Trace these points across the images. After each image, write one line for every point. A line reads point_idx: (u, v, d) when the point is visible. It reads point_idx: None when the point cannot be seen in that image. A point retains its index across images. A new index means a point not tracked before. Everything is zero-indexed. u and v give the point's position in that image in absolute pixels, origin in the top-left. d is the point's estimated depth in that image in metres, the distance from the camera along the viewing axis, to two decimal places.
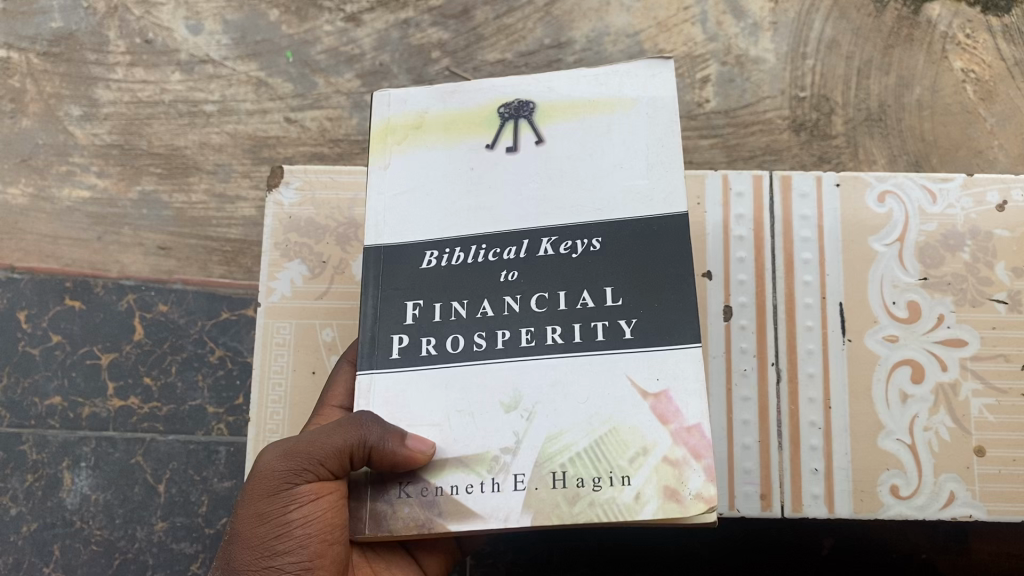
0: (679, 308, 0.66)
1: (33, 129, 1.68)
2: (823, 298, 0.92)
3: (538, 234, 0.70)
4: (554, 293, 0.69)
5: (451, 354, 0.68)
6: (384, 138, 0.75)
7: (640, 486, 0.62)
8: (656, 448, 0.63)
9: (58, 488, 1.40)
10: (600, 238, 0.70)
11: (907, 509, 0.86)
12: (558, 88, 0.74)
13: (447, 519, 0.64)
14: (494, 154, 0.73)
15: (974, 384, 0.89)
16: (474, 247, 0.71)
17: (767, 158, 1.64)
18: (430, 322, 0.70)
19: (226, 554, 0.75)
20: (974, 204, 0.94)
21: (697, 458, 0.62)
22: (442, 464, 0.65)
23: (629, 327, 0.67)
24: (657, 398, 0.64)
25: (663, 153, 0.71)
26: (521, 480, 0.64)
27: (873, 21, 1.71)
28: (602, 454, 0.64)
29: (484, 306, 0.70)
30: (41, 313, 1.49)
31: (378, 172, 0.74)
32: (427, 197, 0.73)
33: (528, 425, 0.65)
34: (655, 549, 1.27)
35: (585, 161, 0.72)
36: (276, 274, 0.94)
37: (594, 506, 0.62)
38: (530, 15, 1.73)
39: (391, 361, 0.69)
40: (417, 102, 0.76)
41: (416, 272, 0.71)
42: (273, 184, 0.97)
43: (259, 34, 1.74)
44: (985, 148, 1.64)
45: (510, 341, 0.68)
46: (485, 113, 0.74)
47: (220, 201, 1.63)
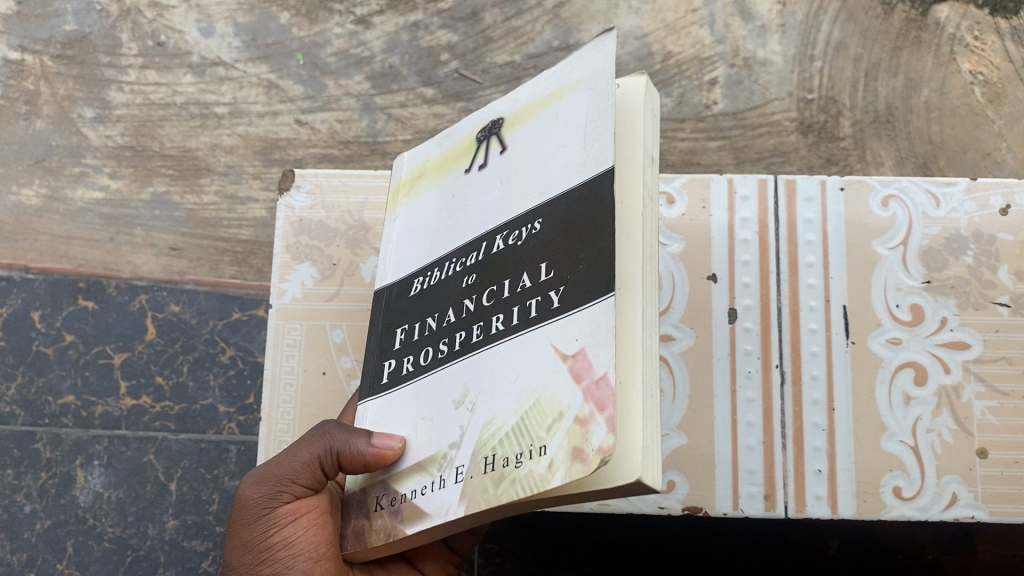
0: (598, 262, 0.61)
1: (46, 131, 1.69)
2: (828, 301, 0.93)
3: (494, 233, 0.72)
4: (501, 284, 0.69)
5: (423, 366, 0.71)
6: (397, 195, 0.83)
7: (553, 453, 0.58)
8: (569, 411, 0.59)
9: (71, 486, 1.41)
10: (541, 220, 0.68)
11: (909, 509, 0.87)
12: (522, 99, 0.75)
13: (407, 523, 0.65)
14: (467, 177, 0.76)
15: (977, 387, 0.90)
16: (446, 264, 0.74)
17: (775, 160, 1.65)
18: (412, 341, 0.74)
19: None
20: (978, 208, 0.95)
21: (601, 411, 0.57)
22: (407, 471, 0.68)
23: (557, 297, 0.64)
24: (575, 359, 0.60)
25: (597, 121, 0.66)
26: (461, 471, 0.63)
27: (881, 23, 1.71)
28: (526, 428, 0.61)
29: (450, 314, 0.72)
30: (55, 313, 1.50)
31: (392, 224, 0.82)
32: (419, 234, 0.79)
33: (472, 416, 0.65)
34: (660, 542, 1.28)
35: (534, 154, 0.71)
36: (287, 275, 0.95)
37: (514, 484, 0.59)
38: (538, 17, 1.74)
39: (382, 385, 0.74)
40: (424, 153, 0.83)
41: (406, 300, 0.76)
42: (285, 188, 0.98)
43: (270, 37, 1.75)
44: (993, 150, 1.64)
45: (465, 339, 0.69)
46: (467, 142, 0.78)
47: (231, 202, 1.65)
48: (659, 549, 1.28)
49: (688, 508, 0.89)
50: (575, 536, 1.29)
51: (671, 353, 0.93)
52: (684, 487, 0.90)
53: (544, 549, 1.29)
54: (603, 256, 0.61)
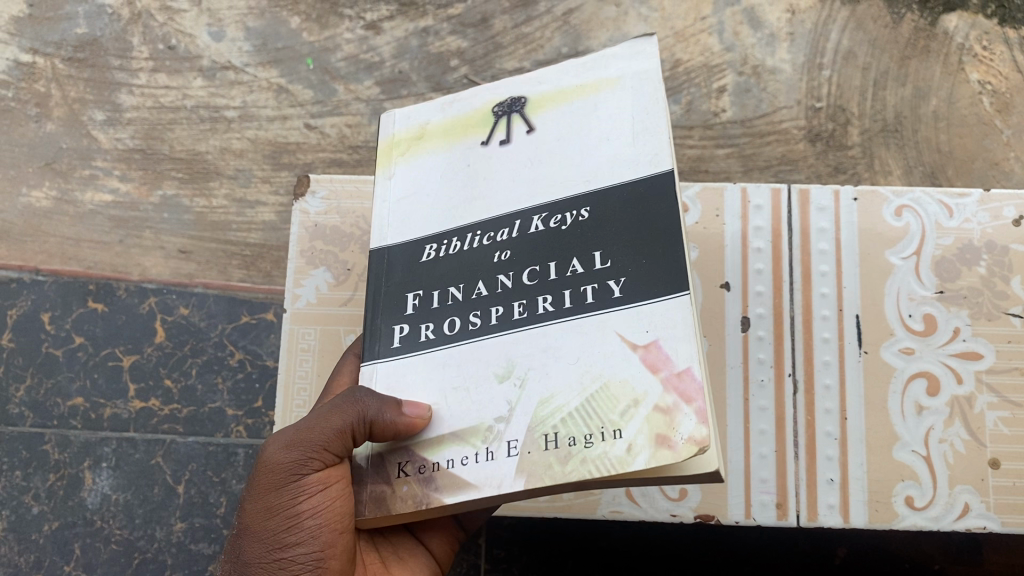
0: (668, 259, 0.64)
1: (57, 133, 1.70)
2: (841, 310, 0.93)
3: (530, 213, 0.71)
4: (545, 265, 0.69)
5: (449, 335, 0.69)
6: (387, 153, 0.78)
7: (630, 438, 0.59)
8: (647, 398, 0.60)
9: (79, 488, 1.42)
10: (588, 208, 0.69)
11: (921, 520, 0.87)
12: (547, 82, 0.76)
13: (442, 492, 0.62)
14: (487, 151, 0.75)
15: (990, 397, 0.90)
16: (469, 235, 0.72)
17: (783, 168, 1.65)
18: (430, 309, 0.71)
19: (238, 547, 0.75)
20: (991, 219, 0.95)
21: (688, 402, 0.58)
22: (439, 440, 0.65)
23: (617, 286, 0.65)
24: (647, 349, 0.61)
25: (647, 120, 0.70)
26: (514, 445, 0.62)
27: (890, 32, 1.72)
28: (594, 411, 0.61)
29: (479, 287, 0.70)
30: (64, 315, 1.51)
31: (383, 184, 0.77)
32: (425, 199, 0.75)
33: (521, 392, 0.64)
34: (666, 550, 1.28)
35: (574, 141, 0.72)
36: (301, 281, 0.95)
37: (585, 462, 0.59)
38: (548, 24, 1.74)
39: (393, 349, 0.70)
40: (420, 116, 0.79)
41: (416, 266, 0.73)
42: (300, 193, 0.98)
43: (280, 41, 1.76)
44: (1002, 160, 1.64)
45: (503, 315, 0.68)
46: (481, 114, 0.76)
47: (241, 206, 1.66)
48: (669, 554, 1.28)
49: (700, 516, 0.90)
50: (582, 542, 1.29)
51: None
52: (697, 495, 0.90)
53: (550, 557, 1.29)
54: (671, 256, 0.64)
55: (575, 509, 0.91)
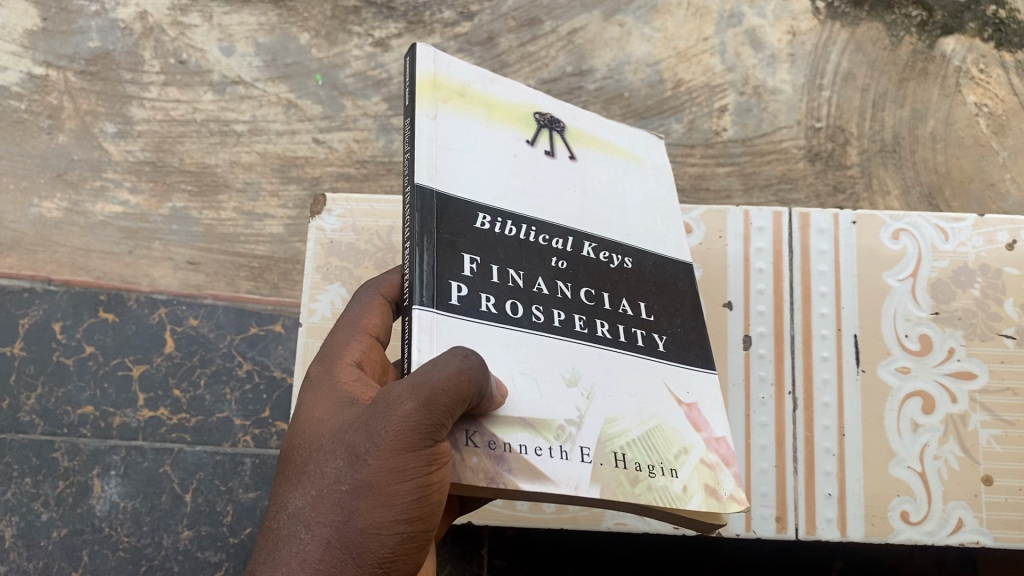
0: (698, 337, 0.69)
1: (69, 145, 1.73)
2: (839, 330, 0.96)
3: (581, 236, 0.68)
4: (599, 292, 0.66)
5: (513, 318, 0.60)
6: (433, 91, 0.66)
7: (686, 480, 0.60)
8: (695, 450, 0.63)
9: (88, 495, 1.43)
10: (631, 258, 0.70)
11: (916, 534, 0.90)
12: (581, 120, 0.75)
13: (518, 476, 0.54)
14: (534, 152, 0.70)
15: (982, 416, 0.92)
16: (526, 226, 0.65)
17: (783, 186, 1.67)
18: (489, 280, 0.61)
19: (339, 512, 0.58)
20: (985, 243, 0.98)
21: (728, 465, 0.63)
22: (510, 420, 0.56)
23: (660, 341, 0.67)
24: (689, 408, 0.65)
25: (669, 210, 0.75)
26: (587, 452, 0.57)
27: (889, 54, 1.76)
28: (653, 445, 0.61)
29: (540, 283, 0.64)
30: (76, 324, 1.54)
31: (427, 122, 0.64)
32: (480, 163, 0.66)
33: (589, 403, 0.60)
34: (666, 561, 1.30)
35: (612, 190, 0.73)
36: (317, 295, 0.98)
37: (652, 491, 0.58)
38: (553, 43, 1.78)
39: (452, 307, 0.58)
40: (461, 73, 0.69)
41: (470, 230, 0.62)
42: (317, 211, 1.01)
43: (290, 57, 1.80)
44: (998, 181, 1.67)
45: (565, 323, 0.63)
46: (524, 113, 0.71)
47: (249, 218, 1.68)
48: (670, 563, 1.30)
49: None
50: (585, 552, 1.31)
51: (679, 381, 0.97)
52: None
53: (549, 569, 1.31)
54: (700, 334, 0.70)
55: (579, 521, 0.93)
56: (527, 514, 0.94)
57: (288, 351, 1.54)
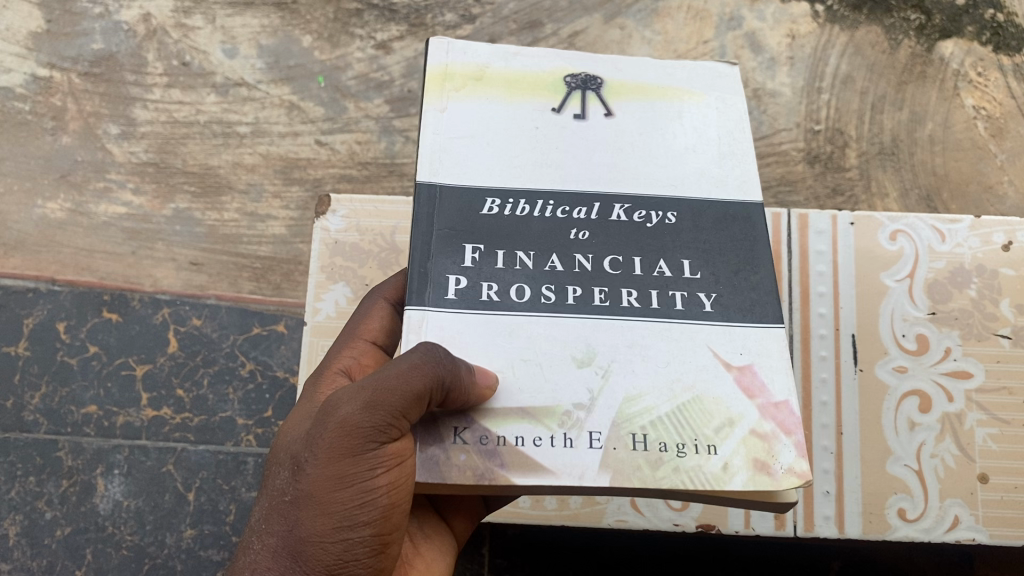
0: (761, 288, 0.62)
1: (73, 146, 1.74)
2: (837, 330, 0.97)
3: (610, 199, 0.66)
4: (629, 258, 0.63)
5: (517, 303, 0.61)
6: (441, 84, 0.69)
7: (727, 457, 0.56)
8: (743, 421, 0.57)
9: (91, 494, 1.44)
10: (676, 212, 0.65)
11: (913, 531, 0.91)
12: (626, 69, 0.71)
13: (511, 470, 0.54)
14: (561, 118, 0.69)
15: (979, 415, 0.93)
16: (540, 202, 0.65)
17: (782, 189, 1.68)
18: (492, 268, 0.62)
19: (288, 519, 0.60)
20: (981, 244, 0.99)
21: (787, 433, 0.57)
22: (503, 413, 0.57)
23: (708, 301, 0.62)
24: (741, 372, 0.59)
25: (736, 144, 0.69)
26: (596, 438, 0.56)
27: (887, 58, 1.77)
28: (687, 420, 0.57)
29: (553, 260, 0.63)
30: (79, 324, 1.55)
31: (435, 114, 0.68)
32: (490, 144, 0.67)
33: (604, 383, 0.58)
34: (667, 560, 1.31)
35: (657, 138, 0.69)
36: (321, 295, 1.00)
37: (678, 473, 0.55)
38: (554, 46, 1.79)
39: (448, 301, 0.60)
40: (478, 57, 0.71)
41: (475, 218, 0.64)
42: (321, 211, 1.02)
43: (292, 59, 1.81)
44: (996, 183, 1.68)
45: (583, 298, 0.61)
46: (552, 79, 0.70)
47: (252, 219, 1.69)
48: (670, 563, 1.31)
49: (701, 525, 0.94)
50: (586, 549, 1.32)
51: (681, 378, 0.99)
52: (698, 506, 0.94)
53: (551, 568, 1.32)
54: (766, 285, 0.63)
55: (582, 519, 0.95)
56: (531, 512, 0.95)
57: (290, 351, 1.55)
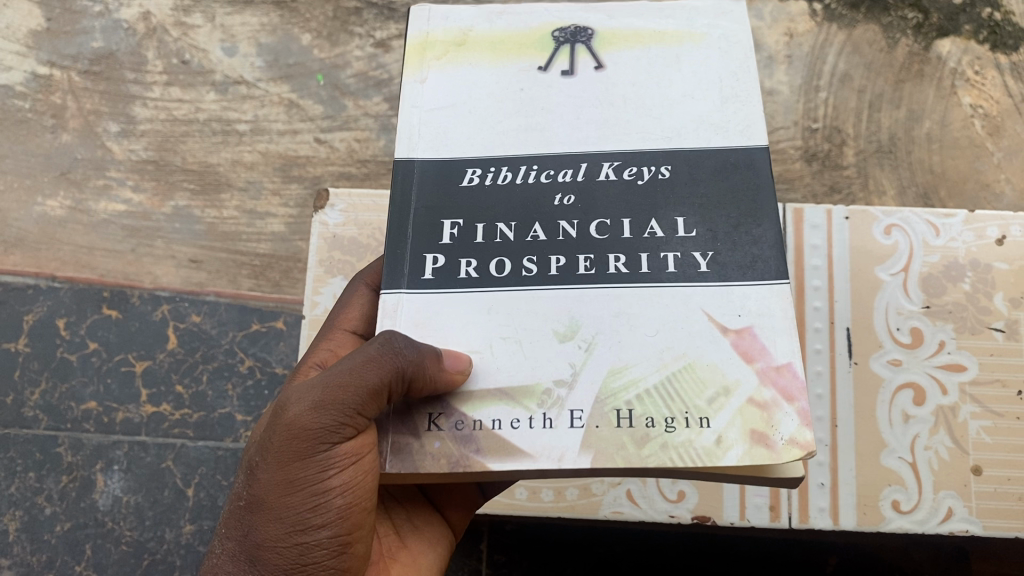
0: (763, 241, 0.62)
1: (73, 144, 1.74)
2: (832, 323, 0.98)
3: (600, 159, 0.66)
4: (617, 221, 0.63)
5: (497, 278, 0.62)
6: (423, 52, 0.70)
7: (721, 429, 0.56)
8: (740, 388, 0.57)
9: (91, 490, 1.45)
10: (670, 166, 0.65)
11: (907, 522, 0.91)
12: (620, 17, 0.71)
13: (486, 455, 0.56)
14: (548, 78, 0.69)
15: (973, 407, 0.94)
16: (524, 167, 0.66)
17: (779, 187, 1.69)
18: (472, 243, 0.63)
19: (246, 524, 0.63)
20: (975, 238, 0.99)
21: (789, 400, 0.56)
22: (481, 397, 0.58)
23: (704, 259, 0.62)
24: (739, 336, 0.59)
25: (737, 87, 0.67)
26: (578, 416, 0.57)
27: (885, 56, 1.78)
28: (677, 392, 0.57)
29: (536, 230, 0.64)
30: (79, 321, 1.55)
31: (415, 87, 0.69)
32: (471, 113, 0.68)
33: (587, 357, 0.59)
34: (663, 554, 1.31)
35: (651, 89, 0.68)
36: (320, 289, 1.00)
37: (667, 449, 0.55)
38: None
39: (426, 282, 0.62)
40: (461, 20, 0.72)
41: (456, 190, 0.65)
42: (319, 206, 1.03)
43: (292, 58, 1.81)
44: (993, 181, 1.69)
45: (565, 266, 0.62)
46: (539, 36, 0.71)
47: (251, 217, 1.69)
48: (667, 558, 1.31)
49: (697, 517, 0.94)
50: (583, 542, 1.32)
51: None
52: (694, 497, 0.95)
53: (549, 564, 1.32)
54: (769, 236, 0.62)
55: (578, 510, 0.95)
56: (527, 503, 0.96)
57: (289, 347, 1.55)
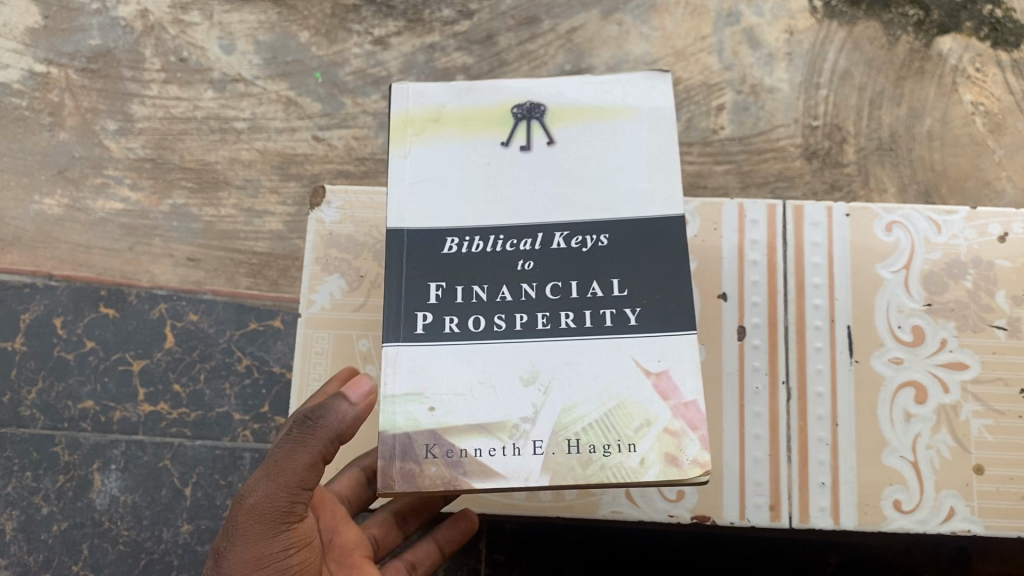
0: (682, 301, 0.71)
1: (70, 142, 1.73)
2: (833, 321, 0.97)
3: (552, 227, 0.75)
4: (567, 283, 0.73)
5: (472, 333, 0.71)
6: (403, 129, 0.79)
7: (644, 453, 0.67)
8: (658, 421, 0.67)
9: (88, 489, 1.44)
10: (607, 235, 0.74)
11: (909, 522, 0.91)
12: (566, 92, 0.80)
13: (470, 477, 0.66)
14: (509, 152, 0.78)
15: (974, 406, 0.93)
16: (492, 237, 0.75)
17: (780, 185, 1.69)
18: (452, 304, 0.72)
19: None
20: (976, 235, 0.99)
21: (695, 430, 0.67)
22: (465, 427, 0.67)
23: (634, 315, 0.71)
24: (658, 377, 0.69)
25: (664, 159, 0.76)
26: (539, 445, 0.67)
27: (885, 53, 1.77)
28: (613, 425, 0.67)
29: (503, 292, 0.72)
30: (76, 320, 1.55)
31: (398, 161, 0.78)
32: (447, 185, 0.76)
33: (545, 398, 0.68)
34: (662, 554, 1.31)
35: (596, 161, 0.77)
36: (316, 286, 0.99)
37: (604, 470, 0.66)
38: (552, 41, 1.79)
39: (414, 336, 0.71)
40: (434, 98, 0.81)
41: (436, 257, 0.74)
42: (316, 203, 1.02)
43: (290, 55, 1.81)
44: (994, 178, 1.68)
45: (527, 323, 0.71)
46: (499, 112, 0.79)
47: (249, 215, 1.69)
48: (665, 557, 1.30)
49: (696, 517, 0.93)
50: (582, 541, 1.32)
51: None
52: (693, 497, 0.93)
53: (549, 563, 1.32)
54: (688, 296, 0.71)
55: (575, 509, 0.94)
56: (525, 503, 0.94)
57: (286, 346, 1.55)
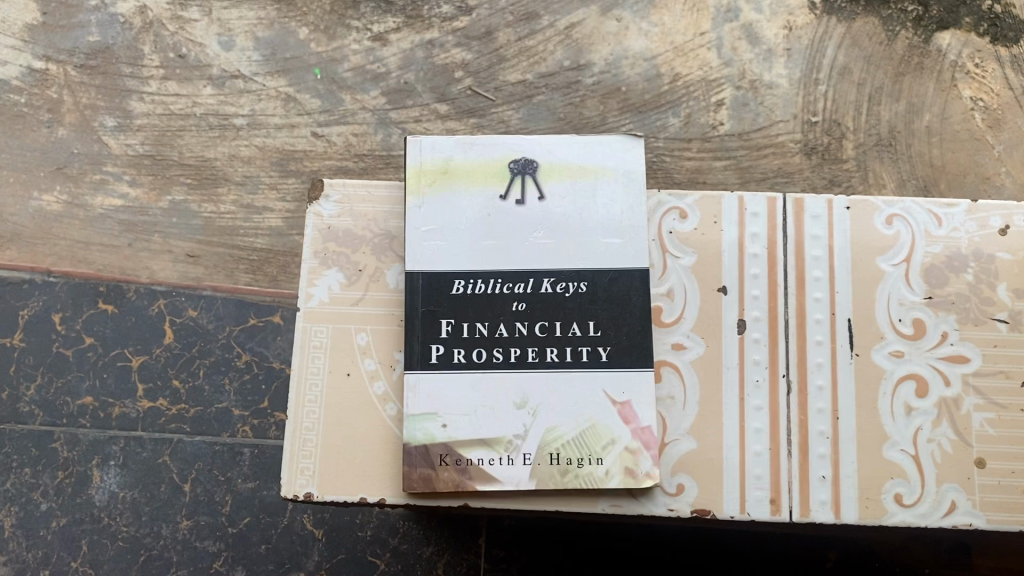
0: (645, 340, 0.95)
1: (69, 138, 1.73)
2: (833, 314, 0.97)
3: (542, 276, 0.97)
4: (552, 323, 0.96)
5: (477, 362, 0.94)
6: (417, 180, 0.99)
7: (609, 466, 0.91)
8: (621, 441, 0.92)
9: (87, 485, 1.44)
10: (586, 283, 0.97)
11: (909, 515, 0.91)
12: (556, 153, 1.00)
13: (475, 481, 0.91)
14: (506, 204, 0.98)
15: (975, 399, 0.94)
16: (491, 281, 0.97)
17: (779, 181, 1.69)
18: (461, 337, 0.95)
19: None
20: (978, 228, 1.00)
21: (648, 448, 0.92)
22: (469, 442, 0.92)
23: (605, 351, 0.95)
24: (623, 406, 0.93)
25: (633, 218, 0.98)
26: (528, 456, 0.92)
27: (885, 49, 1.77)
28: (585, 442, 0.92)
29: (500, 327, 0.96)
30: (75, 316, 1.54)
31: (414, 209, 0.98)
32: (454, 234, 0.97)
33: (534, 419, 0.93)
34: (660, 549, 1.31)
35: (577, 215, 0.98)
36: (314, 281, 0.99)
37: (578, 476, 0.91)
38: (551, 38, 1.79)
39: (431, 364, 0.94)
40: (444, 150, 1.00)
41: (446, 296, 0.96)
42: (314, 197, 1.02)
43: (288, 51, 1.80)
44: (993, 174, 1.68)
45: (520, 355, 0.95)
46: (500, 168, 1.00)
47: (248, 211, 1.69)
48: (663, 552, 1.31)
49: (697, 510, 0.92)
50: (578, 538, 1.32)
51: (683, 361, 0.97)
52: (694, 490, 0.93)
53: (547, 560, 1.33)
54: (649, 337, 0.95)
55: (576, 503, 0.92)
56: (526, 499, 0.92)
57: (286, 342, 1.55)
